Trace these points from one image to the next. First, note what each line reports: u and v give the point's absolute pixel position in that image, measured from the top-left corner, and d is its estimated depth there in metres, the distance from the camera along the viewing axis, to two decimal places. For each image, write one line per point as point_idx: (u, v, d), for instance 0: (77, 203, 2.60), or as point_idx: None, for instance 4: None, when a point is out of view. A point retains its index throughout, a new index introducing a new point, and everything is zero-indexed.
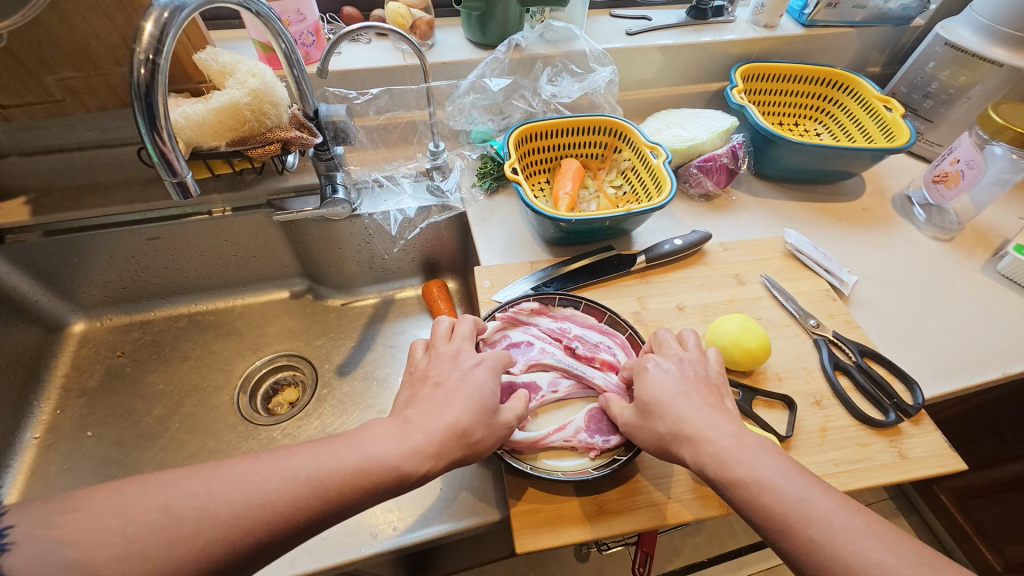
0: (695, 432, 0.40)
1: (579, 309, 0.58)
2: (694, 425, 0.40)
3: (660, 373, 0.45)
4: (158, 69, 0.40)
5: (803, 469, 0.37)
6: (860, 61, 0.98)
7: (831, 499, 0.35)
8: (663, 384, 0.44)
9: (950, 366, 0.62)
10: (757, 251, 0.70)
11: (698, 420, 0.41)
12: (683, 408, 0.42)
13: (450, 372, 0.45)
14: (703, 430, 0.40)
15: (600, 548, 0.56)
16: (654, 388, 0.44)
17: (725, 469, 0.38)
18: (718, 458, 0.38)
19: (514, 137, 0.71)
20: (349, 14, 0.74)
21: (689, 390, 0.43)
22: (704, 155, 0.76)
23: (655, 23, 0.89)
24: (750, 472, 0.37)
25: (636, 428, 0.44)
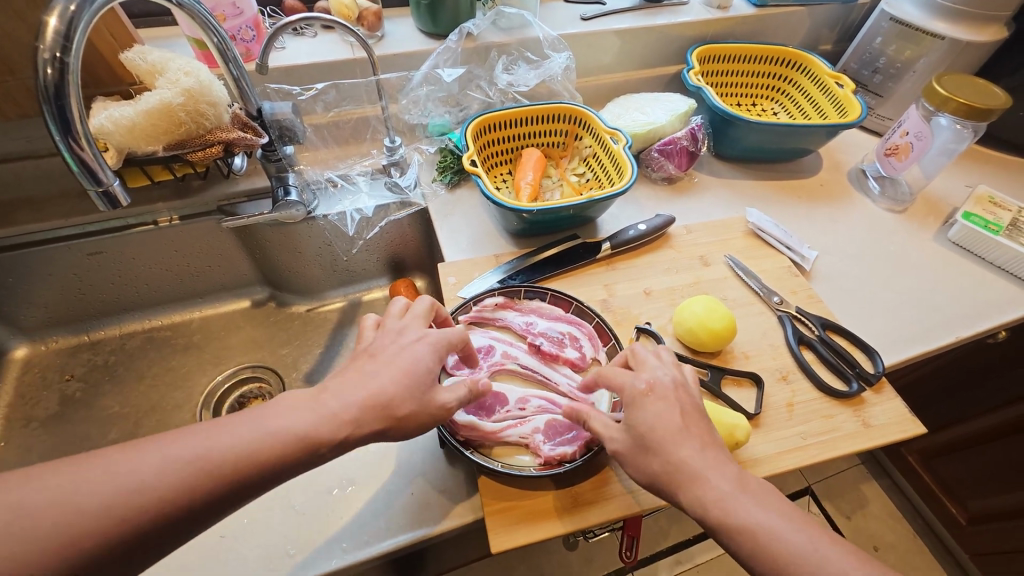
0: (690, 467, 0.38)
1: (545, 301, 0.56)
2: (684, 458, 0.38)
3: (657, 405, 0.41)
4: (67, 68, 0.36)
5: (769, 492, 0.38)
6: (811, 39, 0.99)
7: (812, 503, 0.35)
8: (660, 419, 0.40)
9: (909, 334, 0.63)
10: (720, 231, 0.71)
11: (692, 450, 0.39)
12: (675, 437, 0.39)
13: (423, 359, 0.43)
14: (692, 460, 0.38)
15: (585, 536, 0.55)
16: (651, 420, 0.40)
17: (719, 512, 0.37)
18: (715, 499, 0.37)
19: (472, 128, 0.69)
20: (291, 6, 0.71)
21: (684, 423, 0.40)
22: (664, 139, 0.76)
23: (610, 7, 0.88)
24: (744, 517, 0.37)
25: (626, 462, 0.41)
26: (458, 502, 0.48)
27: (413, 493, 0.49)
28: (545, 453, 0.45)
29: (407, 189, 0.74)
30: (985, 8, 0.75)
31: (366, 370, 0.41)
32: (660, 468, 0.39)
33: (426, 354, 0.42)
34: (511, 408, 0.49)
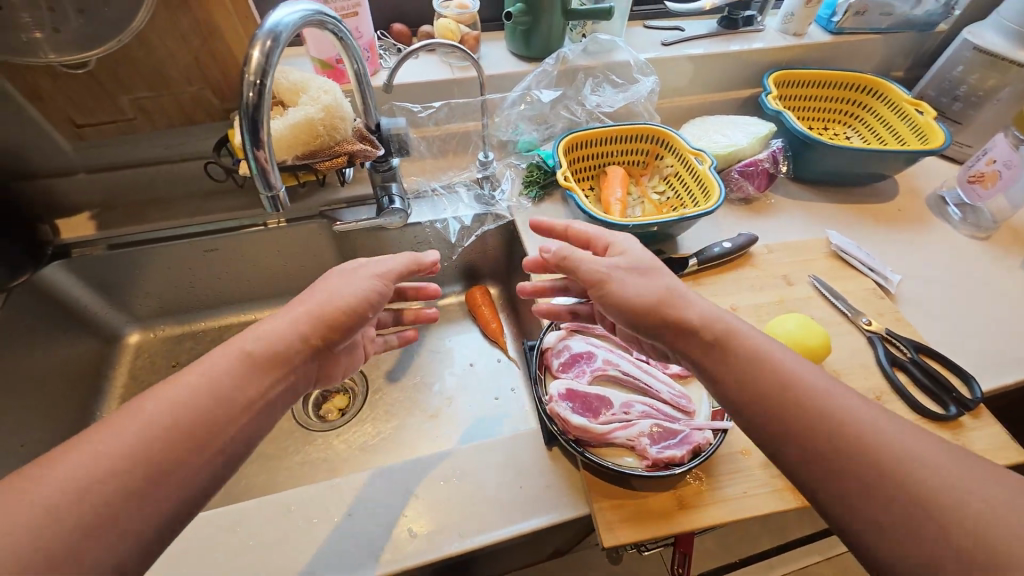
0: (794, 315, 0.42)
1: None
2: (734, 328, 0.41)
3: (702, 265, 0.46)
4: (263, 90, 0.42)
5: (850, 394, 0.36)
6: (885, 66, 1.00)
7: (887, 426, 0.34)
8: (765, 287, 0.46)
9: (1002, 361, 0.63)
10: (802, 252, 0.72)
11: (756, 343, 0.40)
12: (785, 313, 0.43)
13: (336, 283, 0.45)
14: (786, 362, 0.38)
15: (639, 551, 0.57)
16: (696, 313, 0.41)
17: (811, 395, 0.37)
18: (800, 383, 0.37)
19: (563, 145, 0.74)
20: (400, 31, 0.77)
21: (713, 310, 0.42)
22: (745, 161, 0.78)
23: (690, 33, 0.91)
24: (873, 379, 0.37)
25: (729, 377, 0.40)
26: (564, 498, 0.50)
27: (523, 487, 0.51)
28: (653, 455, 0.47)
29: (500, 201, 0.78)
30: None
31: (332, 310, 0.43)
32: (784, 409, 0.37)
33: (364, 281, 0.46)
34: (616, 411, 0.51)
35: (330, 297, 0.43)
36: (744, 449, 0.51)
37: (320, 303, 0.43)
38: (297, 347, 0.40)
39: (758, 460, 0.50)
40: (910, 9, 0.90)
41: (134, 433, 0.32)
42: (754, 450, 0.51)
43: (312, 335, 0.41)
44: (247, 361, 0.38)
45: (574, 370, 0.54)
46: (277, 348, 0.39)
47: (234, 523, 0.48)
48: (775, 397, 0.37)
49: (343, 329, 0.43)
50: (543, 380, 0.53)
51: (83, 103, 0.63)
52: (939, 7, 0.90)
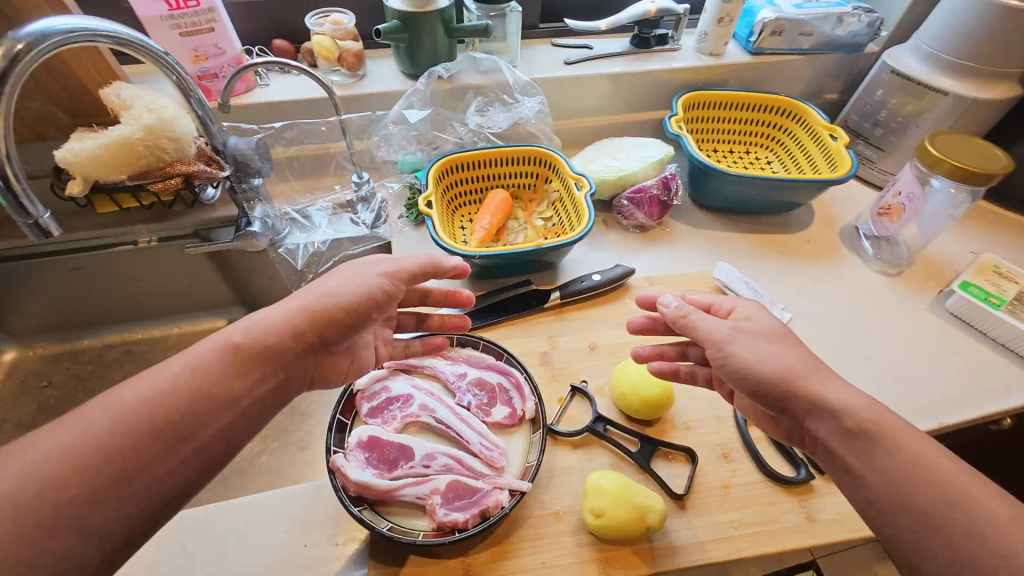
0: (746, 354, 0.42)
1: (477, 349, 0.55)
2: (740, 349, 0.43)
3: (750, 315, 0.46)
4: (0, 105, 0.39)
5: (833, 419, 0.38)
6: (815, 88, 0.95)
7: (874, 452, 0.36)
8: (713, 322, 0.46)
9: (929, 403, 0.59)
10: (685, 285, 0.67)
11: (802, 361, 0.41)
12: (748, 340, 0.43)
13: (354, 276, 0.43)
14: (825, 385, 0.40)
15: None
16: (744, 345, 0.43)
17: (877, 424, 0.37)
18: (871, 415, 0.37)
19: (435, 169, 0.69)
20: (279, 47, 0.75)
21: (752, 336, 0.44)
22: (635, 186, 0.74)
23: (599, 52, 0.87)
24: (844, 405, 0.38)
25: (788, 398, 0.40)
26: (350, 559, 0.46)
27: (308, 545, 0.47)
28: (439, 518, 0.43)
29: (365, 225, 0.73)
30: (992, 63, 0.70)
31: (331, 303, 0.40)
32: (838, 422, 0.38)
33: (379, 278, 0.43)
34: (415, 464, 0.46)
35: (328, 294, 0.41)
36: (557, 511, 0.46)
37: (319, 296, 0.41)
38: (290, 343, 0.38)
39: (569, 524, 0.45)
40: (830, 29, 0.86)
41: (120, 424, 0.31)
42: (566, 514, 0.46)
43: (307, 332, 0.39)
44: (228, 353, 0.36)
45: (383, 416, 0.50)
46: (262, 341, 0.37)
47: None
48: (860, 431, 0.37)
49: (341, 327, 0.41)
50: (347, 426, 0.49)
51: None
52: (862, 27, 0.85)
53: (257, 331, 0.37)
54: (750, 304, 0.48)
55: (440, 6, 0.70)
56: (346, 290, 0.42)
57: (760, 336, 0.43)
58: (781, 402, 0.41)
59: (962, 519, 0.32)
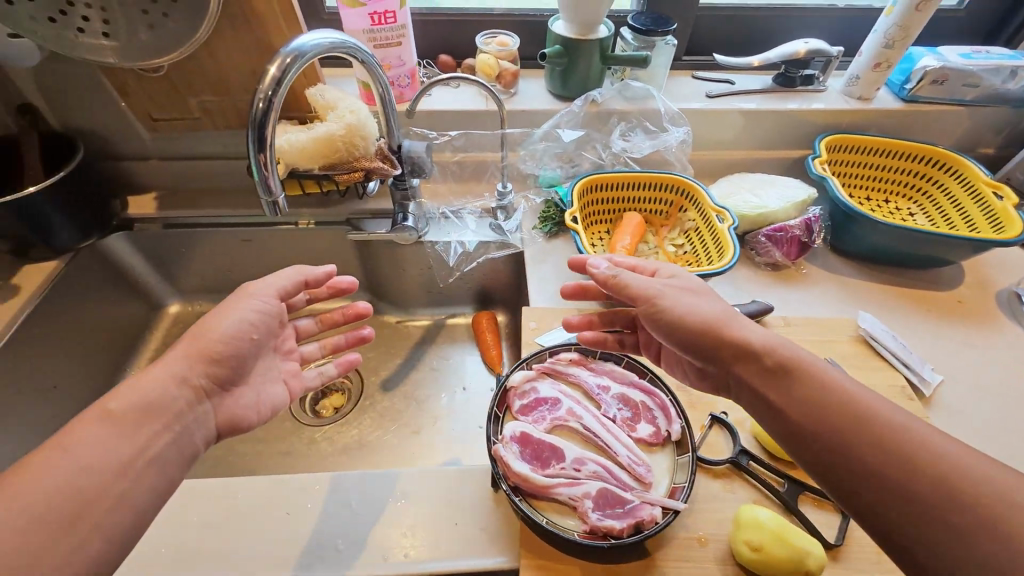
0: (676, 306, 0.45)
1: (619, 365, 0.57)
2: (676, 305, 0.45)
3: (672, 273, 0.50)
4: (272, 104, 0.46)
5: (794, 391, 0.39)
6: (970, 140, 0.90)
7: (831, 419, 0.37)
8: (644, 280, 0.48)
9: None
10: (823, 330, 0.66)
11: (755, 333, 0.43)
12: (670, 291, 0.47)
13: (220, 317, 0.47)
14: (784, 352, 0.41)
15: None
16: (674, 298, 0.46)
17: (792, 361, 0.41)
18: (787, 354, 0.41)
19: (580, 186, 0.73)
20: (444, 62, 0.82)
21: (695, 294, 0.47)
22: (776, 225, 0.73)
23: (740, 87, 0.88)
24: (767, 347, 0.41)
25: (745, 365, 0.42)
26: (496, 545, 0.48)
27: (458, 522, 0.50)
28: (592, 522, 0.44)
29: (505, 232, 0.79)
30: None
31: (211, 347, 0.45)
32: (802, 392, 0.39)
33: (264, 305, 0.50)
34: (566, 465, 0.48)
35: (204, 332, 0.46)
36: (700, 536, 0.46)
37: (214, 339, 0.46)
38: (176, 390, 0.42)
39: (714, 553, 0.45)
40: (1000, 82, 0.81)
41: (54, 485, 0.34)
42: (711, 541, 0.46)
43: (194, 375, 0.44)
44: (108, 419, 0.39)
45: (533, 415, 0.53)
46: (155, 398, 0.41)
47: (184, 495, 0.51)
48: (832, 403, 0.37)
49: (228, 360, 0.46)
50: (500, 419, 0.52)
51: (161, 100, 0.73)
52: None
53: (153, 387, 0.41)
54: (665, 270, 0.51)
55: (602, 36, 0.74)
56: (217, 322, 0.47)
57: (693, 295, 0.47)
58: (705, 347, 0.44)
59: (874, 439, 0.35)
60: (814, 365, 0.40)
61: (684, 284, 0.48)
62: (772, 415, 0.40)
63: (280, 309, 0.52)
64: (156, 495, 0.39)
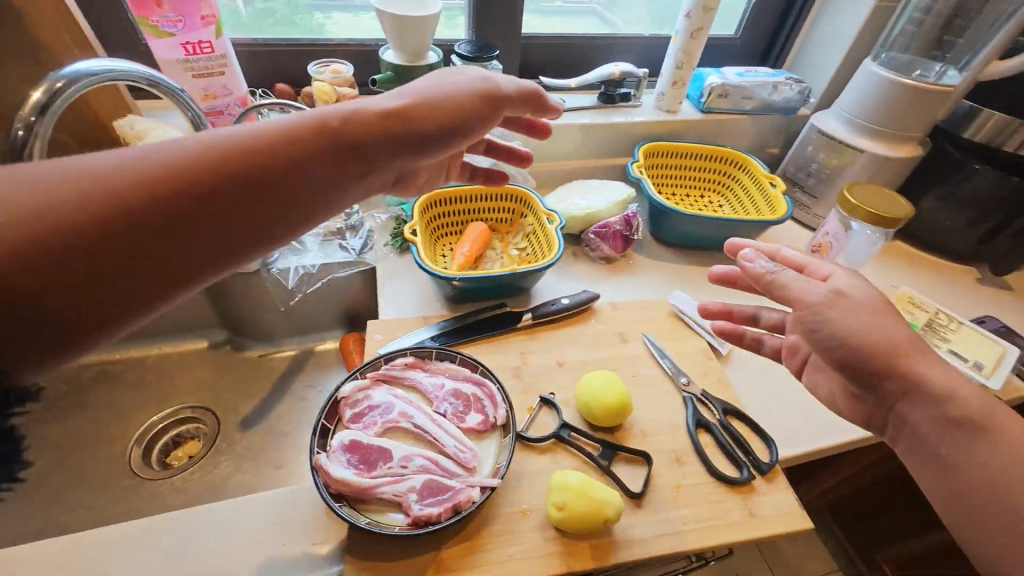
0: (841, 320, 0.45)
1: (454, 362, 0.60)
2: (847, 316, 0.45)
3: (841, 284, 0.49)
4: (34, 133, 0.46)
5: (990, 454, 0.43)
6: (758, 143, 1.08)
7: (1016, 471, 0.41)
8: (806, 282, 0.48)
9: None
10: (643, 310, 0.74)
11: (974, 388, 0.45)
12: (890, 320, 0.46)
13: (418, 103, 0.41)
14: (962, 396, 0.44)
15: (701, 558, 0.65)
16: (844, 321, 0.45)
17: (985, 420, 0.43)
18: (978, 411, 0.43)
19: (422, 201, 0.77)
20: (280, 90, 0.83)
21: (900, 320, 0.46)
22: (600, 223, 0.82)
23: (569, 105, 0.98)
24: (983, 411, 0.43)
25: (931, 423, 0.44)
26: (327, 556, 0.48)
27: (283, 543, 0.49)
28: (414, 513, 0.46)
29: (355, 252, 0.81)
30: (896, 127, 0.83)
31: (407, 110, 0.40)
32: (1005, 455, 0.42)
33: (459, 92, 0.44)
34: (394, 464, 0.50)
35: (348, 120, 0.38)
36: (524, 509, 0.50)
37: (416, 99, 0.42)
38: (331, 149, 0.37)
39: (535, 521, 0.49)
40: (767, 95, 0.99)
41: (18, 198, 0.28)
42: (533, 511, 0.50)
43: (366, 162, 0.39)
44: (236, 175, 0.33)
45: (365, 421, 0.54)
46: (260, 149, 0.35)
47: None
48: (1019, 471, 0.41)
49: (433, 126, 0.42)
50: (330, 431, 0.52)
51: None
52: (793, 94, 0.99)
53: (252, 137, 0.35)
54: (842, 273, 0.50)
55: (430, 60, 0.80)
56: (430, 97, 0.42)
57: (896, 318, 0.46)
58: (882, 385, 0.45)
59: None
60: (1002, 418, 0.43)
61: (882, 295, 0.48)
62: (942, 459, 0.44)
63: (465, 128, 0.44)
64: (204, 257, 0.33)
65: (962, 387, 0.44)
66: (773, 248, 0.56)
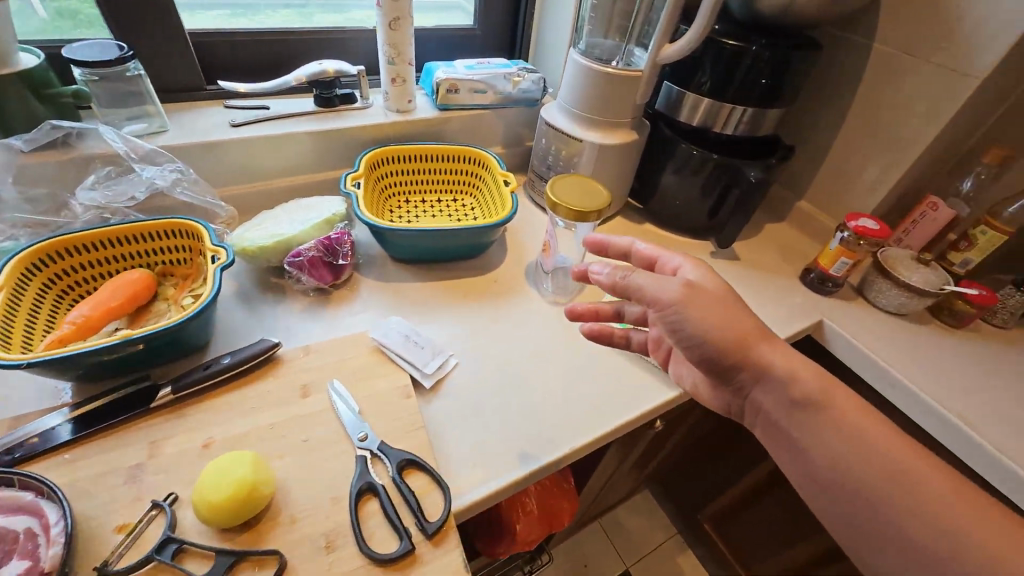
0: (696, 324, 0.51)
1: (11, 485, 0.44)
2: (695, 318, 0.51)
3: (684, 272, 0.56)
4: None
5: (816, 422, 0.50)
6: (513, 137, 1.04)
7: (826, 436, 0.49)
8: (649, 281, 0.53)
9: (583, 417, 0.64)
10: (342, 349, 0.63)
11: (774, 361, 0.51)
12: (728, 314, 0.51)
13: None
14: (774, 368, 0.51)
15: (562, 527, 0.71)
16: (703, 313, 0.51)
17: (819, 395, 0.50)
18: (815, 389, 0.50)
19: (26, 258, 0.59)
20: None
21: (712, 309, 0.51)
22: (295, 250, 0.70)
23: (275, 111, 0.84)
24: (792, 380, 0.50)
25: (764, 393, 0.52)
26: None
27: None
28: None
29: None
30: (605, 115, 0.82)
31: None
32: (810, 417, 0.50)
33: None
34: None
35: None
36: None
37: None
38: None
39: None
40: (501, 87, 0.94)
41: None
42: None
43: None
44: None
45: None
46: None
47: None
48: (840, 428, 0.48)
49: None
50: None
51: None
52: (527, 85, 0.95)
53: None
54: (687, 265, 0.57)
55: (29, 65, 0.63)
56: None
57: (731, 301, 0.53)
58: (739, 376, 0.53)
59: (855, 459, 0.47)
60: (838, 395, 0.50)
61: (716, 284, 0.55)
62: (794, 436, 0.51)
63: None
64: None
65: (802, 369, 0.51)
66: (626, 244, 0.62)
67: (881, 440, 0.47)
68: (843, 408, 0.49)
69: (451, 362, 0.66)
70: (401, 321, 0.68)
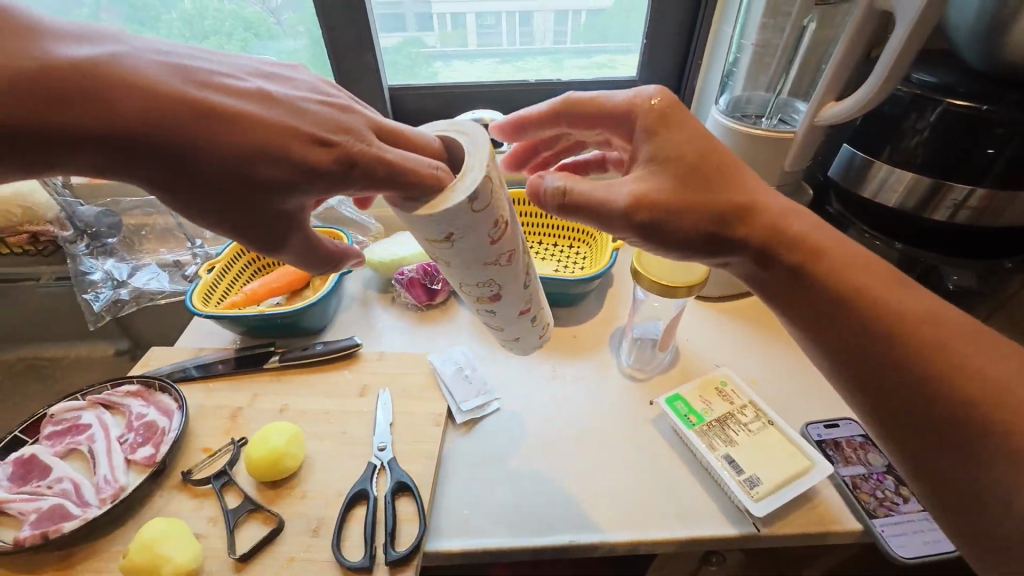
0: (658, 217, 0.41)
1: (170, 397, 0.64)
2: (662, 211, 0.41)
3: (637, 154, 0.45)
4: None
5: (820, 275, 0.40)
6: None
7: (843, 295, 0.39)
8: (598, 191, 0.43)
9: (602, 514, 0.55)
10: (406, 364, 0.71)
11: (762, 216, 0.42)
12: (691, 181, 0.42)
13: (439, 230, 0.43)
14: (766, 222, 0.42)
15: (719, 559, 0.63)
16: (663, 207, 0.41)
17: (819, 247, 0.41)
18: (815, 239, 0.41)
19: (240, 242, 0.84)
20: None
21: (675, 190, 0.42)
22: (402, 269, 0.83)
23: None
24: (786, 236, 0.41)
25: (754, 268, 0.43)
26: None
27: None
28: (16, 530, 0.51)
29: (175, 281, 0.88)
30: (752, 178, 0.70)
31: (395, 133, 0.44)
32: (822, 277, 0.40)
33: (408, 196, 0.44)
34: (42, 484, 0.55)
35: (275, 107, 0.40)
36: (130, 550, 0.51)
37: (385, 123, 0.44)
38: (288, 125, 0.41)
39: None
40: None
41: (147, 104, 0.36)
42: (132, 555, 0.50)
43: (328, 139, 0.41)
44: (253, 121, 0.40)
45: (57, 440, 0.60)
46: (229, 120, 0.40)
47: None
48: (852, 280, 0.39)
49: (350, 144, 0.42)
50: (26, 444, 0.60)
51: None
52: None
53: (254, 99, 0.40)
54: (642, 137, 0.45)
55: None
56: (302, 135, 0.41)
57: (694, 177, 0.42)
58: (721, 247, 0.43)
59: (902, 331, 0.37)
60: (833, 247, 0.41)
61: (672, 171, 0.43)
62: (802, 311, 0.41)
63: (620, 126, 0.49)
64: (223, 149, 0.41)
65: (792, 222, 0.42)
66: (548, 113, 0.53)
67: (920, 308, 0.37)
68: (841, 258, 0.40)
69: (492, 406, 0.66)
70: (465, 353, 0.73)
